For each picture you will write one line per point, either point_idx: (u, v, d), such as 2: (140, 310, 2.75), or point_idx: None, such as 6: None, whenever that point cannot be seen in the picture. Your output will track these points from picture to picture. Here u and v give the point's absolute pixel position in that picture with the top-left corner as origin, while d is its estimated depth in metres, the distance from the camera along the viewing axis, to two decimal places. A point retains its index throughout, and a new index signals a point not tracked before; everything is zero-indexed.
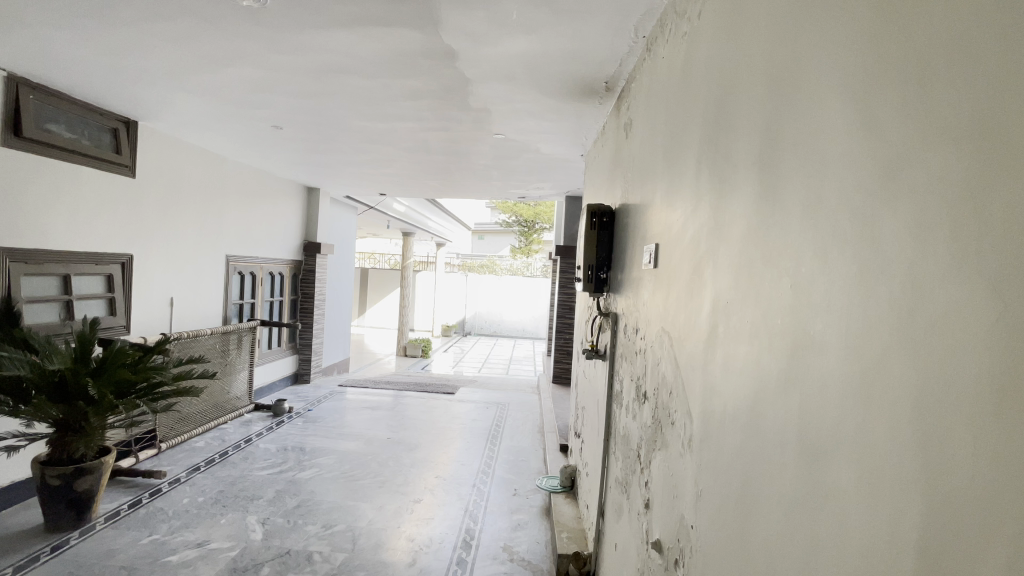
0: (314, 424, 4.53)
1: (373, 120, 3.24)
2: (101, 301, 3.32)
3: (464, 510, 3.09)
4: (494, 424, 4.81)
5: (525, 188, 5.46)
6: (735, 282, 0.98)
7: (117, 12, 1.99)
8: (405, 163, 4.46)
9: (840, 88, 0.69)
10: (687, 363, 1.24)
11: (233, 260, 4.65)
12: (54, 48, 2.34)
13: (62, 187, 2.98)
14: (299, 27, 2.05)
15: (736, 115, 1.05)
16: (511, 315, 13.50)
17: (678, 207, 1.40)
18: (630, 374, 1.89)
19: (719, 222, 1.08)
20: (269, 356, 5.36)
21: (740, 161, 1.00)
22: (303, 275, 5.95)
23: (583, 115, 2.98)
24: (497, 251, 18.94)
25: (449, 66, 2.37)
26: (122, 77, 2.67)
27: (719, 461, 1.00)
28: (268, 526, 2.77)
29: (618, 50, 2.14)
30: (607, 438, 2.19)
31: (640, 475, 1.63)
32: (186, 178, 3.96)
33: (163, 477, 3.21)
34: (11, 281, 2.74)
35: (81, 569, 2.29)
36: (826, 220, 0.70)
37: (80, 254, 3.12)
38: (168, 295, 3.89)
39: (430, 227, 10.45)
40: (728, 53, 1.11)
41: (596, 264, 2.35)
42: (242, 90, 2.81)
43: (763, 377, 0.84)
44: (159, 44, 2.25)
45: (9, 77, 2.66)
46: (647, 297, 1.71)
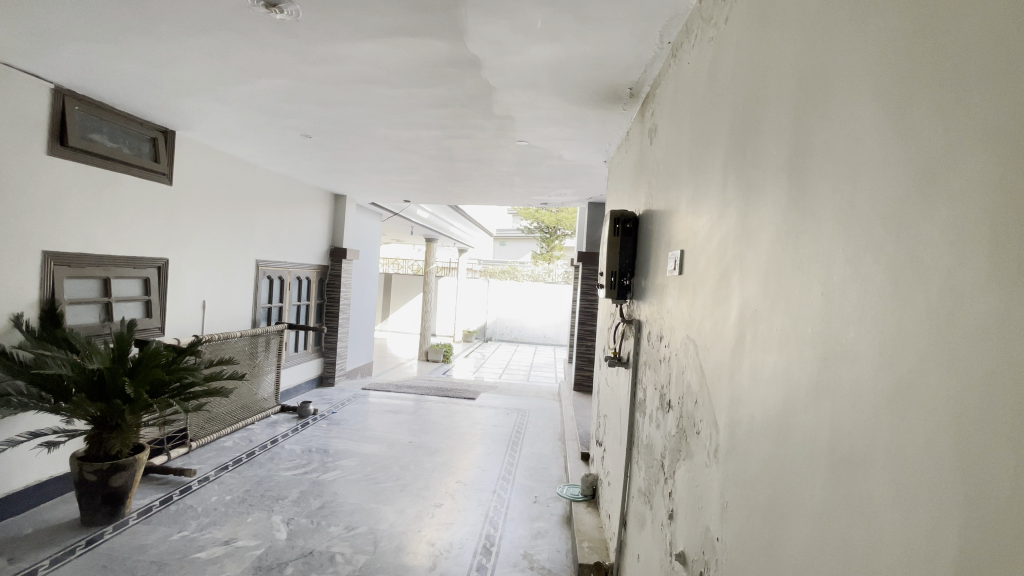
0: (339, 426, 4.61)
1: (399, 128, 3.30)
2: (138, 303, 3.46)
3: (485, 516, 3.08)
4: (515, 431, 4.80)
5: (547, 194, 5.47)
6: (762, 290, 0.96)
7: (157, 27, 2.08)
8: (428, 171, 4.52)
9: (870, 94, 0.69)
10: (713, 372, 1.22)
11: (262, 265, 4.78)
12: (99, 61, 2.46)
13: (104, 193, 3.13)
14: (328, 38, 2.11)
15: (764, 120, 1.04)
16: (532, 322, 13.49)
17: (704, 214, 1.37)
18: (653, 382, 1.87)
19: (747, 227, 1.06)
20: (295, 359, 5.49)
21: (769, 166, 0.99)
22: (329, 280, 6.08)
23: (606, 121, 2.96)
24: (518, 257, 19.00)
25: (473, 74, 2.40)
26: (160, 88, 2.79)
27: (746, 471, 0.98)
28: (292, 526, 2.82)
29: (642, 57, 2.14)
30: (629, 447, 2.16)
31: (663, 484, 1.60)
32: (220, 186, 4.11)
33: (193, 476, 3.30)
34: (55, 283, 2.88)
35: (113, 563, 2.37)
36: (859, 224, 0.68)
37: (120, 258, 3.26)
38: (201, 298, 4.03)
39: (452, 232, 10.56)
40: (757, 58, 1.10)
41: (619, 270, 2.32)
42: (273, 100, 2.90)
43: (794, 386, 0.81)
44: (197, 56, 2.35)
45: (56, 89, 2.79)
46: (672, 304, 1.68)
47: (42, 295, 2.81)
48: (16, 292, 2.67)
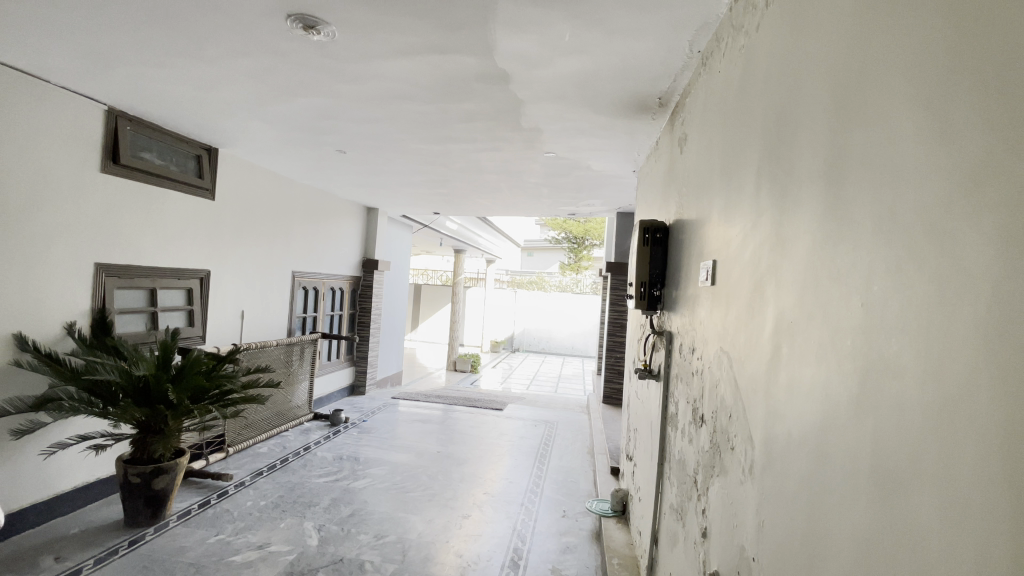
0: (369, 435, 4.68)
1: (430, 142, 3.37)
2: (181, 312, 3.63)
3: (513, 528, 3.06)
4: (543, 443, 4.76)
5: (575, 205, 5.46)
6: (799, 303, 0.94)
7: (204, 50, 2.21)
8: (457, 183, 4.60)
9: (908, 102, 0.67)
10: (748, 387, 1.18)
11: (298, 276, 4.95)
12: (151, 83, 2.62)
13: (152, 209, 3.31)
14: (362, 57, 2.19)
15: (798, 129, 1.01)
16: (561, 332, 13.41)
17: (737, 222, 1.35)
18: (685, 395, 1.83)
19: (783, 237, 1.04)
20: (328, 367, 5.63)
21: (804, 176, 0.97)
22: (361, 290, 6.23)
23: (635, 131, 2.95)
24: (546, 267, 18.98)
25: (502, 88, 2.44)
26: (205, 109, 2.95)
27: (784, 489, 0.94)
28: (323, 532, 2.88)
29: (671, 66, 2.13)
30: (661, 462, 2.12)
31: (697, 501, 1.56)
32: (259, 201, 4.29)
33: (230, 480, 3.41)
34: (106, 293, 3.06)
35: (154, 564, 2.46)
36: (900, 234, 0.66)
37: (166, 270, 3.44)
38: (240, 308, 4.19)
39: (480, 243, 10.66)
40: (791, 64, 1.08)
41: (649, 280, 2.29)
42: (310, 118, 3.02)
43: (833, 401, 0.78)
44: (239, 77, 2.48)
45: (110, 110, 2.98)
46: (704, 315, 1.65)
47: (93, 305, 2.98)
48: (70, 302, 2.85)
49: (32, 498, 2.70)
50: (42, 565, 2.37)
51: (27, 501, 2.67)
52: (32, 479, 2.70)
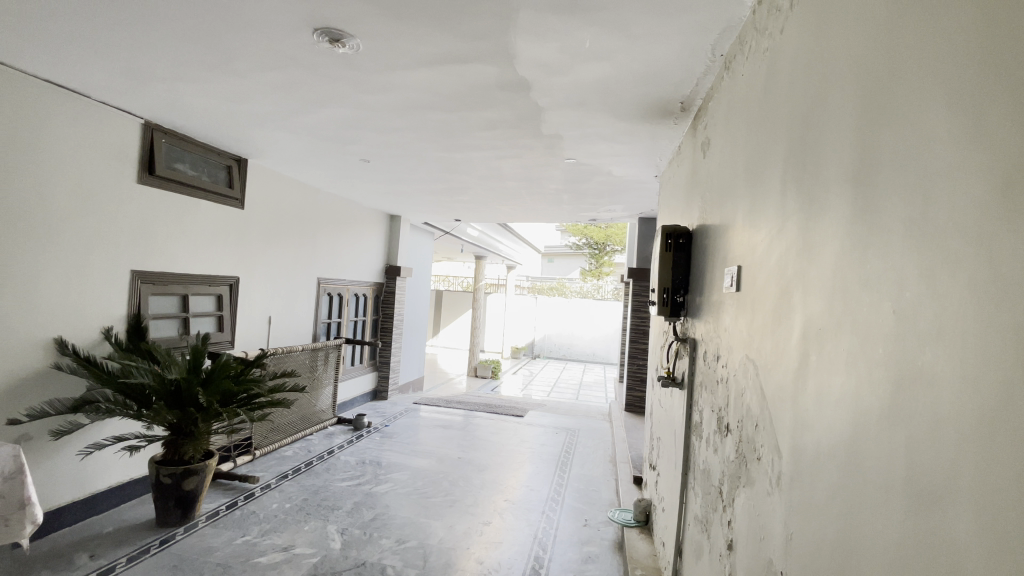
0: (391, 439, 4.73)
1: (451, 150, 3.42)
2: (212, 318, 3.74)
3: (534, 536, 3.05)
4: (564, 450, 4.73)
5: (597, 211, 5.44)
6: (828, 309, 0.91)
7: (235, 64, 2.29)
8: (479, 190, 4.64)
9: (938, 105, 0.65)
10: (775, 395, 1.16)
11: (323, 282, 5.05)
12: (185, 97, 2.74)
13: (185, 218, 3.44)
14: (385, 68, 2.24)
15: (824, 132, 1.00)
16: (582, 339, 13.32)
17: (762, 228, 1.33)
18: (710, 403, 1.79)
19: (810, 241, 1.01)
20: (351, 372, 5.71)
21: (831, 180, 0.95)
22: (384, 297, 6.32)
23: (657, 136, 2.93)
24: (567, 273, 18.91)
25: (522, 96, 2.46)
26: (237, 121, 3.06)
27: (813, 502, 0.91)
28: (346, 536, 2.91)
29: (693, 70, 2.11)
30: (685, 472, 2.08)
31: (722, 512, 1.52)
32: (286, 209, 4.41)
33: (256, 483, 3.49)
34: (141, 299, 3.18)
35: (183, 563, 2.53)
36: (932, 240, 0.64)
37: (198, 276, 3.56)
38: (267, 314, 4.31)
39: (501, 249, 10.70)
40: (816, 66, 1.06)
41: (672, 286, 2.26)
42: (335, 128, 3.09)
43: (864, 412, 0.76)
44: (268, 90, 2.57)
45: (146, 124, 3.12)
46: (729, 322, 1.62)
47: (129, 310, 3.11)
48: (108, 308, 2.97)
49: (69, 496, 2.80)
50: (77, 562, 2.45)
51: (64, 500, 2.78)
52: (69, 478, 2.81)
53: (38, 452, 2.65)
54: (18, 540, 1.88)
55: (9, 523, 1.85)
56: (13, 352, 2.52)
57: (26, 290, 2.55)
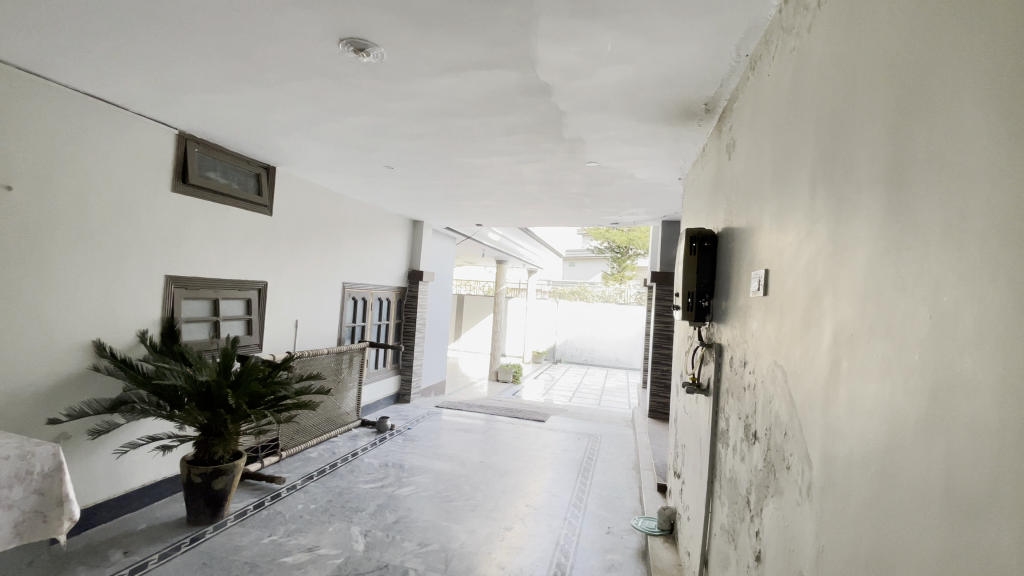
0: (414, 442, 4.77)
1: (473, 156, 3.45)
2: (241, 321, 3.85)
3: (556, 543, 3.03)
4: (586, 456, 4.68)
5: (619, 214, 5.40)
6: (860, 313, 0.88)
7: (264, 75, 2.37)
8: (500, 195, 4.66)
9: (975, 103, 0.63)
10: (805, 403, 1.12)
11: (348, 286, 5.15)
12: (217, 108, 2.83)
13: (217, 225, 3.56)
14: (408, 75, 2.28)
15: (854, 132, 0.97)
16: (604, 343, 13.20)
17: (790, 230, 1.30)
18: (737, 410, 1.75)
19: (840, 244, 0.99)
20: (375, 375, 5.79)
21: (862, 181, 0.92)
22: (407, 301, 6.39)
23: (681, 138, 2.90)
24: (588, 278, 18.79)
25: (543, 100, 2.47)
26: (266, 130, 3.16)
27: (845, 514, 0.88)
28: (369, 538, 2.94)
29: (718, 71, 2.09)
30: (710, 480, 2.04)
31: (750, 522, 1.48)
32: (313, 216, 4.52)
33: (283, 484, 3.56)
34: (174, 303, 3.30)
35: (211, 561, 2.60)
36: (970, 243, 0.62)
37: (228, 281, 3.68)
38: (294, 318, 4.41)
39: (522, 254, 10.72)
40: (846, 66, 1.03)
41: (696, 291, 2.23)
42: (360, 136, 3.16)
43: (898, 420, 0.74)
44: (295, 99, 2.63)
45: (180, 134, 3.24)
46: (756, 327, 1.58)
47: (163, 314, 3.22)
48: (144, 311, 3.09)
49: (105, 493, 2.92)
50: (112, 558, 2.54)
51: (100, 497, 2.89)
52: (106, 476, 2.92)
53: (76, 450, 2.77)
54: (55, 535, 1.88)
55: (47, 518, 1.85)
56: (55, 354, 2.64)
57: (68, 295, 2.68)
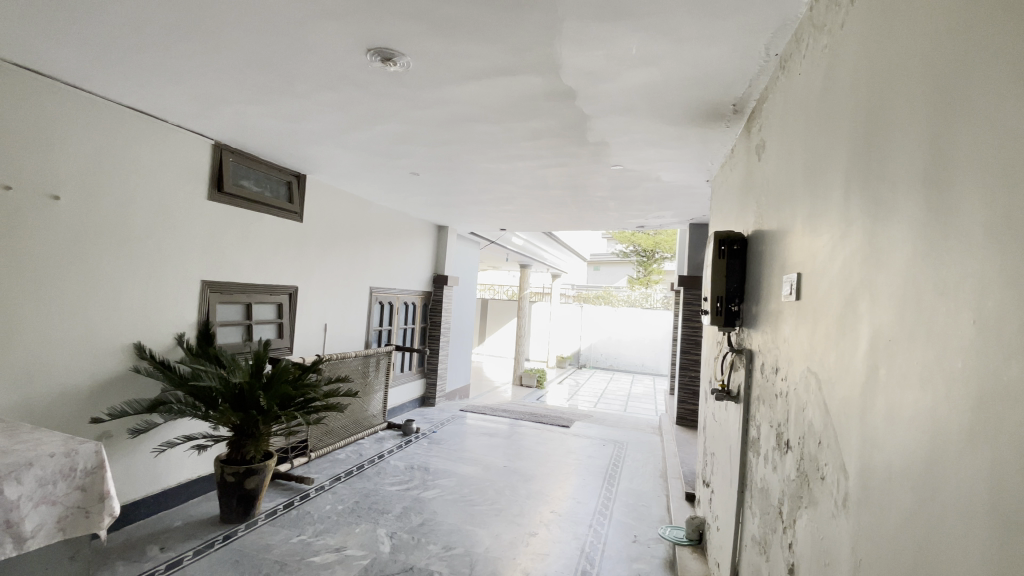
0: (439, 446, 4.81)
1: (497, 161, 3.47)
2: (272, 325, 3.97)
3: (581, 550, 3.00)
4: (612, 463, 4.63)
5: (645, 217, 5.34)
6: (899, 317, 0.85)
7: (295, 86, 2.44)
8: (524, 199, 4.68)
9: (1017, 99, 0.60)
10: (841, 411, 1.08)
11: (375, 291, 5.24)
12: (251, 119, 2.94)
13: (250, 231, 3.68)
14: (434, 83, 2.32)
15: (890, 131, 0.94)
16: (629, 349, 13.03)
17: (824, 233, 1.26)
18: (768, 418, 1.70)
19: (877, 247, 0.95)
20: (401, 379, 5.87)
21: (900, 182, 0.89)
22: (432, 305, 6.46)
23: (708, 140, 2.85)
24: (614, 282, 18.61)
25: (568, 105, 2.47)
26: (297, 139, 3.26)
27: (884, 527, 0.85)
28: (395, 540, 2.97)
29: (746, 71, 2.05)
30: (741, 490, 1.98)
31: (782, 534, 1.44)
32: (341, 222, 4.63)
33: (311, 484, 3.64)
34: (210, 307, 3.43)
35: (243, 559, 2.67)
36: (1016, 244, 0.59)
37: (260, 286, 3.80)
38: (323, 321, 4.51)
39: (546, 258, 10.71)
40: (881, 62, 1.00)
41: (726, 295, 2.18)
42: (388, 143, 3.22)
43: (938, 429, 0.71)
44: (325, 109, 2.71)
45: (216, 145, 3.37)
46: (788, 333, 1.54)
47: (199, 317, 3.35)
48: (181, 315, 3.22)
49: (144, 490, 3.04)
50: (149, 553, 2.64)
51: (139, 494, 3.02)
52: (145, 473, 3.05)
53: (117, 449, 2.89)
54: (96, 531, 1.97)
55: (89, 513, 1.94)
56: (100, 355, 2.78)
57: (111, 299, 2.82)
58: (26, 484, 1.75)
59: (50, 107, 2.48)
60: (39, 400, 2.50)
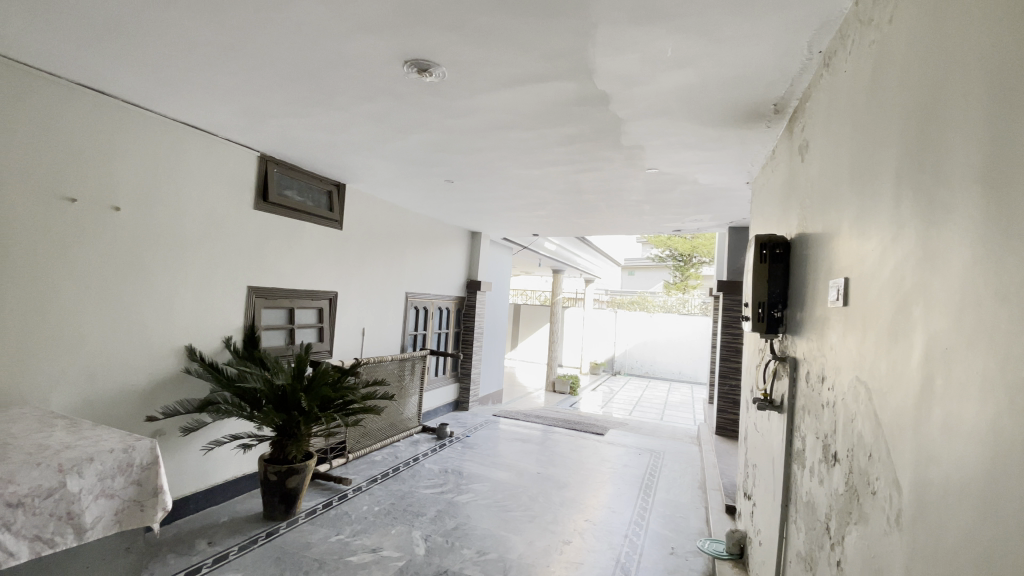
0: (473, 450, 4.84)
1: (530, 167, 3.49)
2: (313, 329, 4.11)
3: (616, 561, 2.95)
4: (648, 473, 4.53)
5: (681, 221, 5.23)
6: (956, 325, 0.80)
7: (336, 99, 2.54)
8: (557, 205, 4.67)
9: None
10: (893, 422, 1.03)
11: (411, 296, 5.35)
12: (295, 131, 3.07)
13: (293, 239, 3.84)
14: (468, 92, 2.36)
15: (944, 130, 0.90)
16: (665, 356, 12.74)
17: (873, 236, 1.21)
18: (814, 429, 1.64)
19: (932, 251, 0.91)
20: (435, 383, 5.95)
21: (956, 182, 0.85)
22: (466, 310, 6.54)
23: (748, 141, 2.78)
24: (649, 287, 18.27)
25: (602, 109, 2.46)
26: (338, 150, 3.38)
27: (941, 546, 0.80)
28: (429, 543, 3.01)
29: (788, 70, 1.99)
30: (785, 504, 1.90)
31: (830, 551, 1.37)
32: (378, 229, 4.76)
33: (349, 485, 3.74)
34: (255, 311, 3.59)
35: (284, 556, 2.76)
36: None
37: (303, 292, 3.95)
38: (361, 326, 4.64)
39: (579, 263, 10.64)
40: (933, 57, 0.95)
41: (768, 301, 2.11)
42: (423, 152, 3.30)
43: (1003, 444, 0.66)
44: (364, 120, 2.80)
45: (262, 157, 3.54)
46: (835, 340, 1.47)
47: (246, 321, 3.51)
48: (229, 319, 3.39)
49: (194, 486, 3.20)
50: (198, 547, 2.78)
51: (189, 490, 3.18)
52: (195, 470, 3.21)
53: (170, 445, 3.06)
54: (150, 524, 2.09)
55: (143, 507, 2.06)
56: (156, 356, 2.96)
57: (166, 304, 2.99)
58: (87, 477, 1.88)
59: (113, 124, 2.67)
60: (102, 398, 2.69)
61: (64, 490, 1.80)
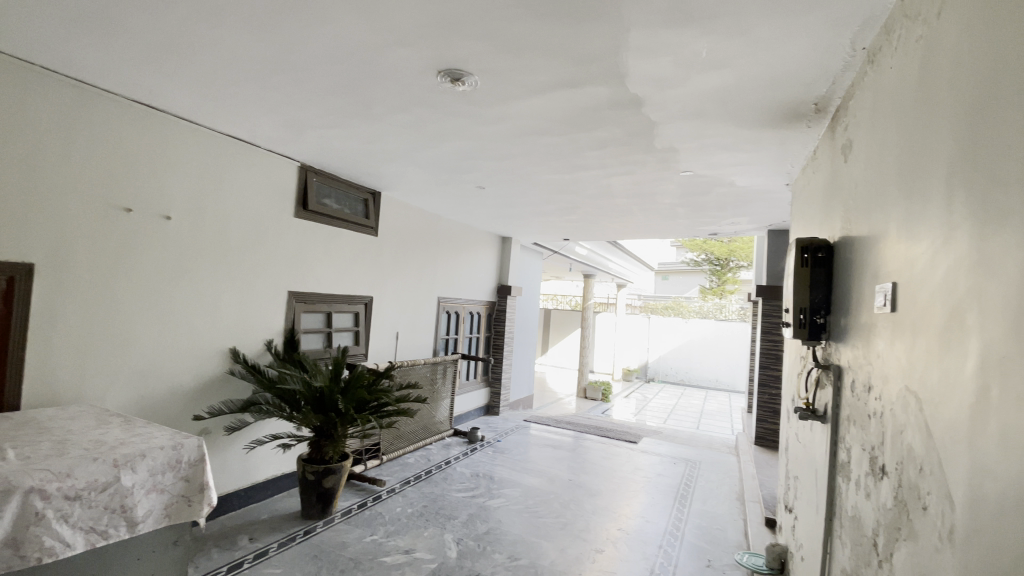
0: (504, 455, 4.86)
1: (561, 172, 3.49)
2: (350, 332, 4.24)
3: (650, 571, 2.89)
4: (683, 483, 4.42)
5: (717, 224, 5.11)
6: (1014, 334, 0.76)
7: (373, 110, 2.63)
8: (588, 209, 4.65)
9: None
10: (946, 435, 0.98)
11: (443, 300, 5.43)
12: (334, 142, 3.19)
13: (331, 246, 3.97)
14: (500, 100, 2.40)
15: (999, 129, 0.86)
16: (701, 363, 12.41)
17: (923, 239, 1.15)
18: (860, 441, 1.57)
19: (988, 255, 0.86)
20: (466, 387, 6.01)
21: (1012, 183, 0.81)
22: (496, 315, 6.58)
23: (787, 141, 2.70)
24: (683, 292, 17.87)
25: (634, 113, 2.45)
26: (374, 159, 3.48)
27: (997, 566, 0.76)
28: (461, 546, 3.04)
29: (829, 68, 1.93)
30: (829, 518, 1.83)
31: (877, 569, 1.31)
32: (412, 235, 4.86)
33: (383, 486, 3.82)
34: (295, 315, 3.73)
35: (320, 554, 2.85)
36: None
37: (340, 296, 4.08)
38: (395, 330, 4.74)
39: (611, 268, 10.53)
40: (986, 52, 0.91)
41: (810, 307, 2.04)
42: (456, 159, 3.36)
43: None
44: (399, 129, 2.89)
45: (303, 167, 3.69)
46: (883, 347, 1.41)
47: (286, 325, 3.66)
48: (271, 322, 3.54)
49: (237, 482, 3.35)
50: (240, 542, 2.90)
51: (233, 486, 3.32)
52: (238, 467, 3.36)
53: (217, 443, 3.22)
54: (196, 519, 2.20)
55: (190, 502, 2.17)
56: (204, 358, 3.12)
57: (213, 308, 3.16)
58: (139, 473, 2.00)
59: (167, 140, 2.85)
60: (155, 396, 2.86)
61: (118, 485, 1.92)
